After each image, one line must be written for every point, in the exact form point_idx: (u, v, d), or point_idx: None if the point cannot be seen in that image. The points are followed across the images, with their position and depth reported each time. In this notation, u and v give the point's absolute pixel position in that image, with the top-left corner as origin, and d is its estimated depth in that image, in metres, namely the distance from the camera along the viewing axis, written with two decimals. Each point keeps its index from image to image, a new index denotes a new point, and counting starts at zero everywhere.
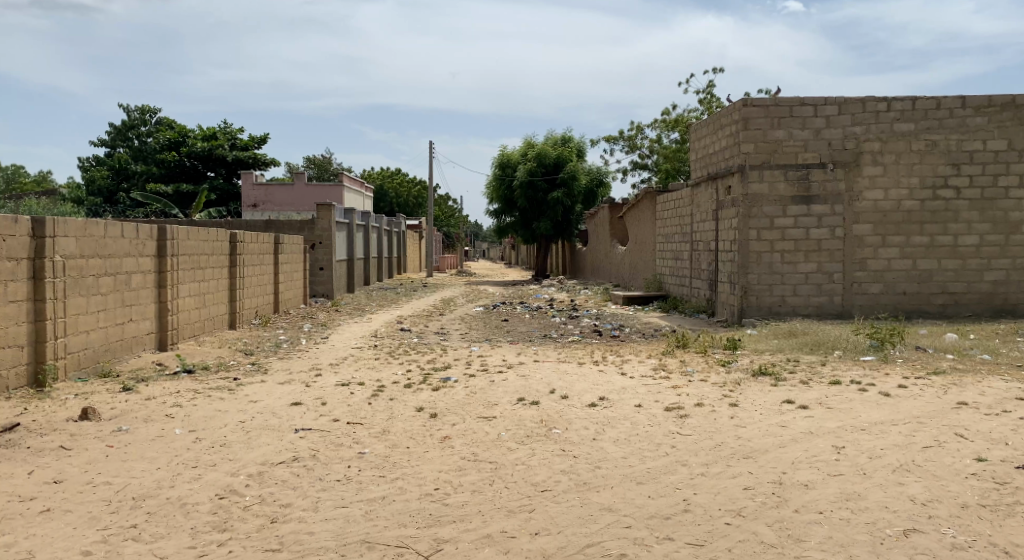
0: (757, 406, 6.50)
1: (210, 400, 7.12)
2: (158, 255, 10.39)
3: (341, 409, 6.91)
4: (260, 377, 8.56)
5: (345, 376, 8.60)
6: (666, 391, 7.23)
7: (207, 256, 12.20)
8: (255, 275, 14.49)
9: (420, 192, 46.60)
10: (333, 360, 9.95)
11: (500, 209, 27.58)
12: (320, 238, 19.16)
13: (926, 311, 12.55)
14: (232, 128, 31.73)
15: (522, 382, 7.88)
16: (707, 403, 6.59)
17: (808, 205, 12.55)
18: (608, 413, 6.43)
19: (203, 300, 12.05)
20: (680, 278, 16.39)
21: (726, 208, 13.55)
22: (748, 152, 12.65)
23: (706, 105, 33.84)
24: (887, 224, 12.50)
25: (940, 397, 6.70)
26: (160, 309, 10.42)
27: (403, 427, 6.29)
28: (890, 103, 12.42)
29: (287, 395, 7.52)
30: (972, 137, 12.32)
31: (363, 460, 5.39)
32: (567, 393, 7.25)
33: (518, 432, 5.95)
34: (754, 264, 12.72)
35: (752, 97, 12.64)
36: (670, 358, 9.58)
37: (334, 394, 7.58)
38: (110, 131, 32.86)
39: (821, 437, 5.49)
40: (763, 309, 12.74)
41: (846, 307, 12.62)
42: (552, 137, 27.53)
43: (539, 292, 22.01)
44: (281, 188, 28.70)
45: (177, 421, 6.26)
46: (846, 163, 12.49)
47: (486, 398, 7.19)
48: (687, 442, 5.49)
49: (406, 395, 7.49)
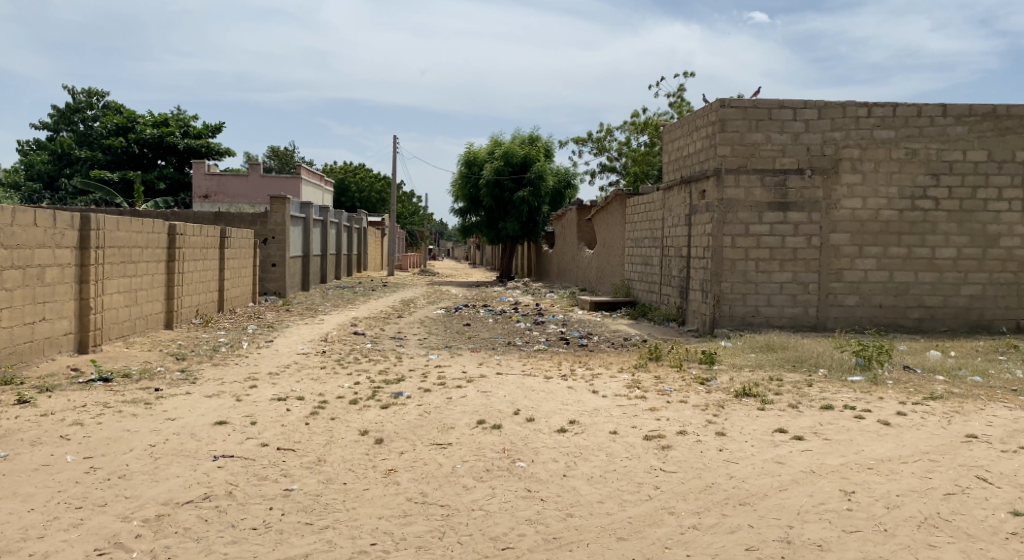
0: (747, 435, 5.74)
1: (117, 416, 6.16)
2: (81, 246, 9.40)
3: (273, 431, 6.03)
4: (185, 388, 7.59)
5: (284, 389, 7.66)
6: (644, 415, 6.42)
7: (140, 249, 11.16)
8: (197, 271, 13.43)
9: (384, 187, 45.47)
10: (274, 369, 8.97)
11: (465, 208, 26.74)
12: (273, 232, 18.11)
13: (901, 325, 12.01)
14: (185, 115, 30.42)
15: (482, 400, 7.03)
16: (691, 431, 5.82)
17: (784, 212, 11.93)
18: (580, 442, 5.62)
19: (135, 297, 10.99)
20: (649, 284, 15.71)
21: (699, 213, 12.91)
22: (724, 155, 12.02)
23: (676, 109, 33.52)
24: (864, 234, 11.94)
25: (946, 428, 5.99)
26: (81, 306, 9.39)
27: (342, 456, 5.43)
28: (870, 109, 11.84)
29: (212, 411, 6.58)
30: (951, 146, 11.81)
31: (289, 500, 4.52)
32: (533, 415, 6.42)
33: (475, 465, 5.12)
34: (728, 272, 12.07)
35: (729, 98, 11.99)
36: (644, 373, 8.81)
37: (267, 411, 6.66)
38: (53, 114, 31.24)
39: (827, 477, 4.75)
40: (736, 320, 12.09)
41: (821, 319, 12.00)
42: (519, 135, 26.83)
43: (505, 292, 22.25)
44: (234, 179, 27.46)
45: (71, 444, 5.34)
46: (824, 169, 11.88)
47: (441, 420, 6.32)
48: (672, 482, 4.71)
49: (349, 414, 6.59)
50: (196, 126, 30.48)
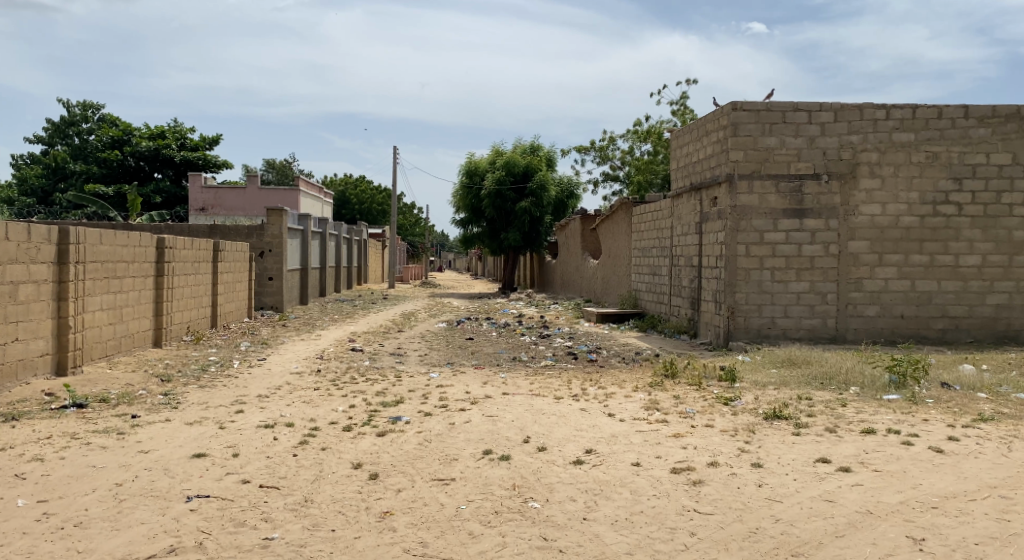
0: (786, 466, 5.13)
1: (83, 449, 5.55)
2: (59, 261, 8.84)
3: (256, 464, 5.44)
4: (165, 414, 6.97)
5: (273, 414, 7.04)
6: (668, 443, 5.79)
7: (127, 264, 10.60)
8: (189, 286, 12.86)
9: (385, 199, 44.94)
10: (264, 391, 8.34)
11: (466, 219, 26.17)
12: (269, 245, 17.53)
13: (924, 336, 11.38)
14: (182, 127, 29.94)
15: (488, 425, 6.39)
16: (724, 462, 5.21)
17: (800, 220, 11.33)
18: (599, 476, 5.01)
19: (120, 314, 10.40)
20: (657, 295, 15.11)
21: (710, 221, 12.32)
22: (736, 160, 11.43)
23: (679, 117, 33.05)
24: (885, 242, 11.32)
25: (1007, 457, 5.32)
26: (59, 325, 8.82)
27: (333, 494, 4.84)
28: (889, 111, 11.26)
29: (191, 442, 5.97)
30: (974, 149, 11.22)
31: (268, 552, 3.96)
32: (545, 443, 5.80)
33: (482, 507, 4.53)
34: (742, 282, 11.45)
35: (741, 101, 11.42)
36: (662, 392, 8.16)
37: (251, 441, 6.05)
38: (48, 127, 30.78)
39: (889, 520, 4.14)
40: (751, 332, 11.45)
41: (840, 331, 11.37)
42: (520, 144, 26.30)
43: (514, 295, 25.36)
44: (231, 191, 26.92)
45: (25, 485, 4.77)
46: (842, 174, 11.30)
47: (443, 450, 5.70)
48: (709, 527, 4.13)
49: (342, 444, 5.98)
50: (192, 138, 30.00)
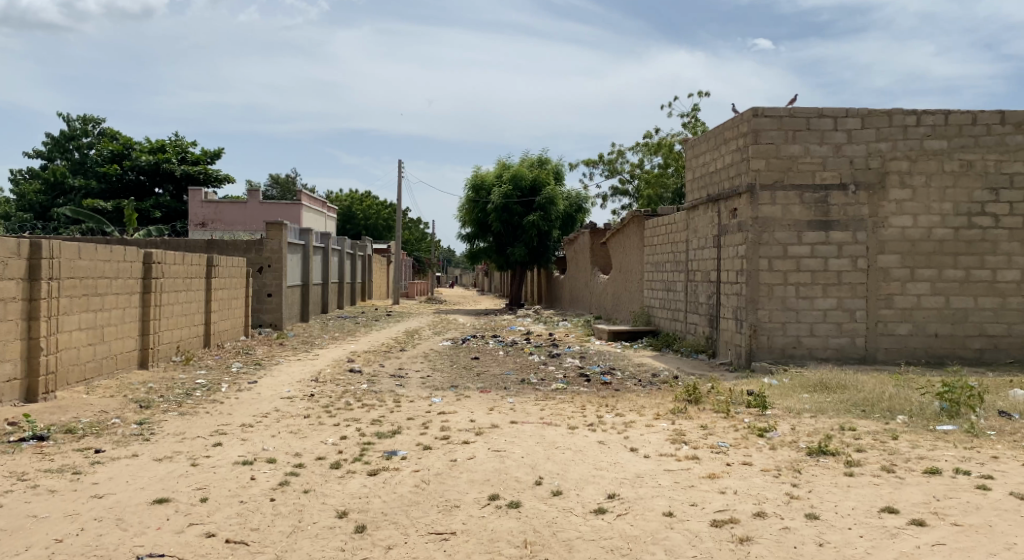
0: (848, 516, 4.35)
1: (27, 495, 4.81)
2: (29, 277, 8.14)
3: (226, 511, 4.68)
4: (134, 448, 6.22)
5: (254, 448, 6.27)
6: (705, 486, 4.99)
7: (110, 279, 9.90)
8: (180, 304, 12.16)
9: (390, 214, 44.30)
10: (248, 419, 7.56)
11: (472, 233, 25.46)
12: (268, 260, 16.79)
13: (961, 357, 10.54)
14: (183, 141, 29.43)
15: (496, 463, 5.61)
16: (772, 512, 4.43)
17: (826, 232, 10.55)
18: (626, 529, 4.23)
19: (101, 333, 9.68)
20: (672, 312, 14.32)
21: (729, 233, 11.55)
22: (757, 168, 10.67)
23: (690, 130, 32.39)
24: (917, 256, 10.52)
25: None
26: (29, 347, 8.10)
27: (310, 552, 4.09)
28: (920, 117, 10.51)
29: (154, 483, 5.21)
30: (1011, 158, 10.46)
31: None
32: (561, 487, 5.02)
33: None
34: (765, 298, 10.66)
35: (762, 106, 10.69)
36: (688, 421, 7.36)
37: (225, 481, 5.29)
38: (48, 141, 30.35)
39: None
40: (775, 352, 10.64)
41: (870, 351, 10.55)
42: (529, 158, 25.59)
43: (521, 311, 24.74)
44: (232, 206, 26.31)
45: None
46: (871, 184, 10.52)
47: (445, 494, 4.93)
48: None
49: (328, 485, 5.21)
50: (193, 153, 29.47)
